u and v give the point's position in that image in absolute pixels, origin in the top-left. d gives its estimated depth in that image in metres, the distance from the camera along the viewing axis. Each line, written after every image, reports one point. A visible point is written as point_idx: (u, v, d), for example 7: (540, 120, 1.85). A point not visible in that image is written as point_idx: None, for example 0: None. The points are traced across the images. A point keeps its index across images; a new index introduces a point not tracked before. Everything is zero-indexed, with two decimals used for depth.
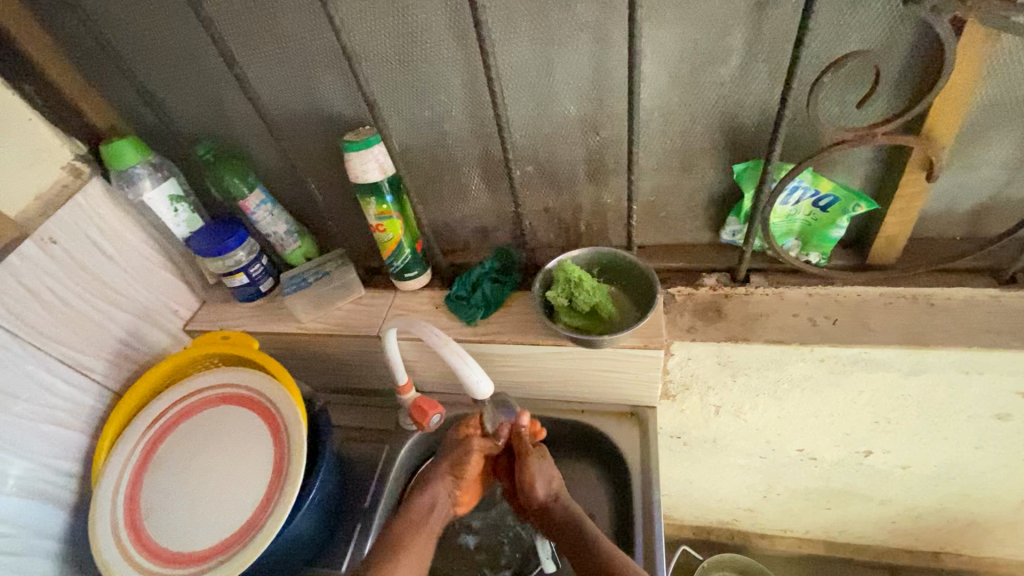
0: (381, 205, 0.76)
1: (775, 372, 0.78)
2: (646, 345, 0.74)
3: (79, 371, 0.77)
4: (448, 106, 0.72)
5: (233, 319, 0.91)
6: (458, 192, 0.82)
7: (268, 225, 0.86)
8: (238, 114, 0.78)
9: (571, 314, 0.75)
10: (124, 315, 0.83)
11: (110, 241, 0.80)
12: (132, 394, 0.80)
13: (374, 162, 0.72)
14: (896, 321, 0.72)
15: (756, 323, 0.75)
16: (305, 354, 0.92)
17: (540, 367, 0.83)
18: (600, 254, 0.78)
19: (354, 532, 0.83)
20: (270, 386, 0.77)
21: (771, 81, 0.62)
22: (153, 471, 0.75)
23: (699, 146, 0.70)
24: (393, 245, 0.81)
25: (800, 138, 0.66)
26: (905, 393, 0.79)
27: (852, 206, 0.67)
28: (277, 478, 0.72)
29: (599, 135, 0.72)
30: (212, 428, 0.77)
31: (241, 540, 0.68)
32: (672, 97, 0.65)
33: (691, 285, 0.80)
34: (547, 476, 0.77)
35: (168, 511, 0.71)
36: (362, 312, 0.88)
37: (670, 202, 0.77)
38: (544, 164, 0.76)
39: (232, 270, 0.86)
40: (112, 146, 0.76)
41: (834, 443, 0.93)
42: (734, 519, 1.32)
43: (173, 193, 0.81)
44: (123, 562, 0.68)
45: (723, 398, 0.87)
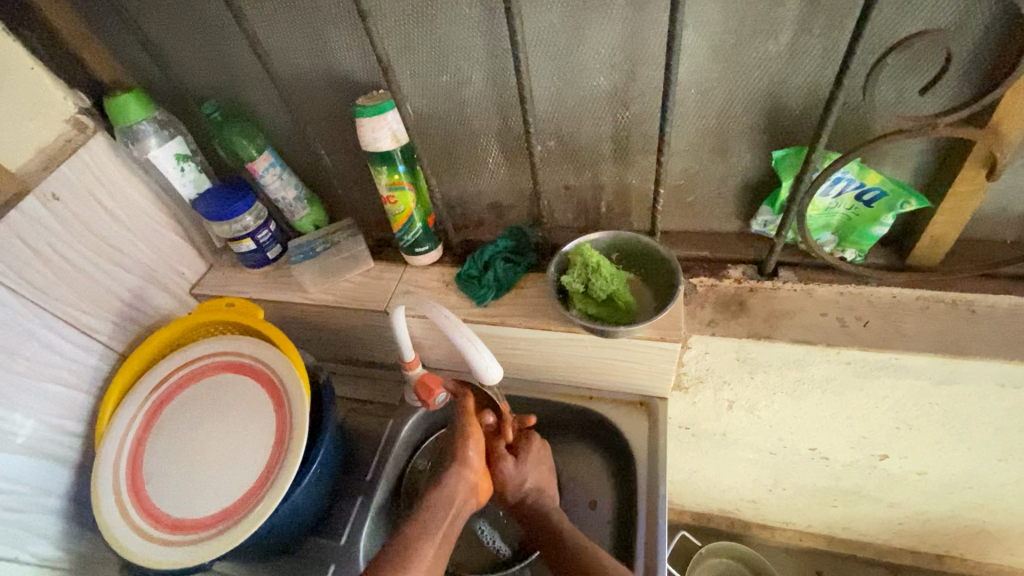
0: (393, 174, 0.73)
1: (796, 371, 0.75)
2: (663, 338, 0.71)
3: (83, 332, 0.75)
4: (468, 73, 0.67)
5: (239, 285, 0.89)
6: (474, 166, 0.78)
7: (276, 190, 0.83)
8: (246, 71, 0.74)
9: (586, 300, 0.72)
10: (129, 276, 0.81)
11: (115, 200, 0.77)
12: (135, 357, 0.79)
13: (387, 129, 0.68)
14: (932, 327, 0.68)
15: (781, 321, 0.71)
16: (311, 325, 0.91)
17: (551, 352, 0.81)
18: (621, 239, 0.74)
19: (354, 505, 0.83)
20: (274, 357, 0.75)
21: (824, 60, 0.57)
22: (154, 437, 0.74)
23: (736, 127, 0.64)
24: (404, 218, 0.78)
25: (848, 126, 0.61)
26: (932, 401, 0.75)
27: (900, 203, 0.62)
28: (277, 452, 0.71)
29: (628, 111, 0.67)
30: (214, 396, 0.76)
31: (238, 512, 0.68)
32: (712, 73, 0.60)
33: (715, 276, 0.76)
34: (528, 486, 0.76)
35: (169, 477, 0.71)
36: (370, 285, 0.85)
37: (699, 187, 0.73)
38: (567, 140, 0.71)
39: (239, 236, 0.84)
40: (116, 101, 0.73)
41: (849, 445, 0.91)
42: (735, 508, 1.31)
43: (180, 152, 0.79)
44: (124, 525, 0.68)
45: (738, 394, 0.84)
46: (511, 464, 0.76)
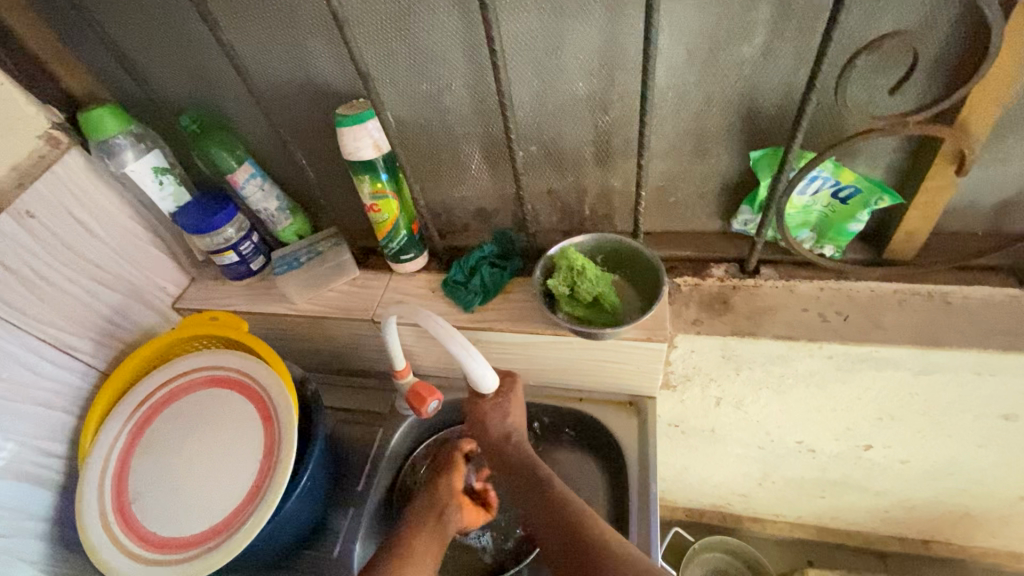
0: (376, 183, 0.73)
1: (781, 367, 0.76)
2: (649, 338, 0.71)
3: (64, 351, 0.74)
4: (448, 80, 0.67)
5: (223, 298, 0.88)
6: (457, 172, 0.78)
7: (257, 201, 0.83)
8: (224, 82, 0.73)
9: (572, 303, 0.73)
10: (110, 292, 0.80)
11: (92, 215, 0.76)
12: (118, 375, 0.77)
13: (369, 138, 0.69)
14: (910, 319, 0.69)
15: (764, 317, 0.72)
16: (297, 336, 0.90)
17: (539, 355, 0.81)
18: (605, 240, 0.74)
19: (346, 516, 0.82)
20: (259, 369, 0.75)
21: (797, 62, 0.58)
22: (139, 456, 0.73)
23: (714, 129, 0.65)
24: (388, 226, 0.78)
25: (822, 126, 0.62)
26: (912, 391, 0.77)
27: (874, 199, 0.64)
28: (266, 466, 0.70)
29: (608, 115, 0.67)
30: (200, 411, 0.75)
31: (228, 528, 0.67)
32: (689, 76, 0.61)
33: (698, 275, 0.77)
34: (505, 414, 0.71)
35: (156, 495, 0.70)
36: (356, 294, 0.85)
37: (680, 188, 0.73)
38: (549, 144, 0.72)
39: (221, 248, 0.83)
40: (92, 115, 0.72)
41: (834, 437, 0.92)
42: (727, 503, 1.32)
43: (158, 165, 0.78)
44: (111, 547, 0.67)
45: (725, 391, 0.85)
46: (487, 398, 0.72)
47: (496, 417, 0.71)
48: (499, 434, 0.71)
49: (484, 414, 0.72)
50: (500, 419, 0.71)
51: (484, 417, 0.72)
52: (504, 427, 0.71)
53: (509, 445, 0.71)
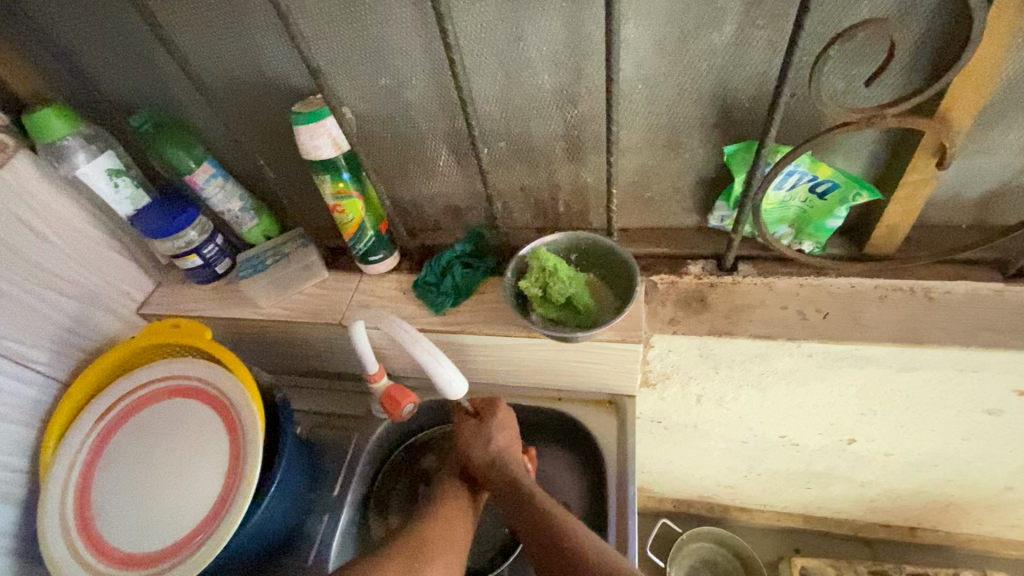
0: (338, 183, 0.70)
1: (760, 365, 0.74)
2: (624, 340, 0.69)
3: (20, 362, 0.71)
4: (408, 74, 0.64)
5: (189, 303, 0.86)
6: (425, 169, 0.75)
7: (219, 202, 0.79)
8: (174, 79, 0.70)
9: (545, 305, 0.71)
10: (66, 300, 0.77)
11: (44, 221, 0.73)
12: (77, 387, 0.75)
13: (327, 136, 0.65)
14: (891, 315, 0.67)
15: (742, 315, 0.70)
16: (267, 340, 0.88)
17: (514, 357, 0.79)
18: (577, 239, 0.72)
19: (321, 524, 0.81)
20: (223, 377, 0.72)
21: (770, 52, 0.55)
22: (101, 469, 0.71)
23: (687, 123, 0.63)
24: (354, 226, 0.75)
25: (798, 118, 0.59)
26: (894, 388, 0.75)
27: (852, 195, 0.61)
28: (231, 477, 0.68)
29: (577, 110, 0.64)
30: (163, 422, 0.73)
31: (194, 541, 0.65)
32: (658, 68, 0.58)
33: (675, 273, 0.74)
34: (485, 439, 0.74)
35: (118, 509, 0.68)
36: (325, 296, 0.82)
37: (655, 183, 0.71)
38: (518, 139, 0.69)
39: (184, 252, 0.81)
40: (36, 117, 0.68)
41: (818, 431, 0.91)
42: (714, 494, 1.32)
43: (112, 167, 0.74)
44: (74, 564, 0.66)
45: (705, 388, 0.84)
46: (471, 425, 0.75)
47: (478, 443, 0.74)
48: (484, 458, 0.74)
49: (468, 441, 0.75)
50: (483, 442, 0.74)
51: (469, 442, 0.75)
52: (488, 452, 0.74)
53: (493, 469, 0.73)
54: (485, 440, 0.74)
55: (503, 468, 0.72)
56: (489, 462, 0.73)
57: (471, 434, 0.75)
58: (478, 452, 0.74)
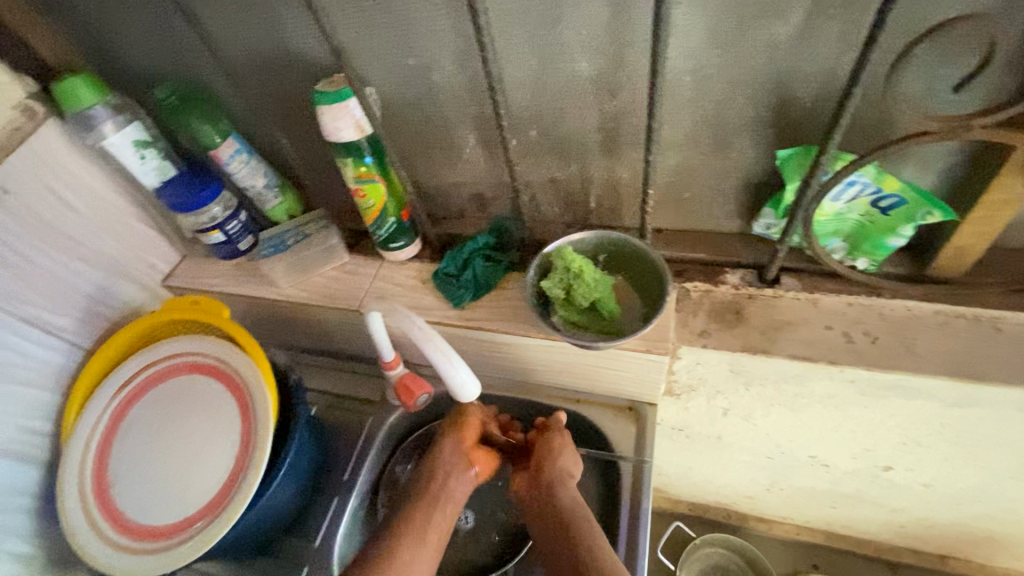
0: (360, 167, 0.67)
1: (795, 386, 0.69)
2: (649, 350, 0.65)
3: (46, 330, 0.73)
4: (436, 55, 0.60)
5: (211, 278, 0.86)
6: (451, 155, 0.71)
7: (244, 178, 0.78)
8: (199, 51, 0.68)
9: (569, 308, 0.67)
10: (92, 269, 0.77)
11: (71, 189, 0.73)
12: (99, 357, 0.76)
13: (351, 118, 0.62)
14: (949, 346, 0.61)
15: (780, 333, 0.65)
16: (287, 320, 0.87)
17: (533, 356, 0.76)
18: (607, 239, 0.67)
19: (330, 507, 0.81)
20: (237, 357, 0.72)
21: (839, 46, 0.49)
22: (119, 439, 0.72)
23: (737, 122, 0.57)
24: (375, 212, 0.72)
25: (866, 123, 0.53)
26: (942, 421, 0.69)
27: (921, 213, 0.55)
28: (242, 457, 0.68)
29: (616, 101, 0.59)
30: (179, 398, 0.73)
31: (203, 519, 0.66)
32: (709, 59, 0.52)
33: (710, 281, 0.69)
34: (570, 460, 0.72)
35: (133, 481, 0.69)
36: (344, 281, 0.81)
37: (695, 183, 0.65)
38: (550, 129, 0.64)
39: (207, 227, 0.80)
40: (65, 85, 0.67)
41: (851, 455, 0.86)
42: (732, 502, 1.28)
43: (139, 138, 0.73)
44: (89, 531, 0.67)
45: (732, 403, 0.79)
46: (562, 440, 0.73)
47: (566, 458, 0.72)
48: (558, 474, 0.71)
49: (558, 453, 0.72)
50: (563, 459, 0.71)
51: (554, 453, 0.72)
52: (567, 471, 0.71)
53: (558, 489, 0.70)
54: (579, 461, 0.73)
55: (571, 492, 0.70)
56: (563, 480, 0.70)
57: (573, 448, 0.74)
58: (562, 467, 0.71)
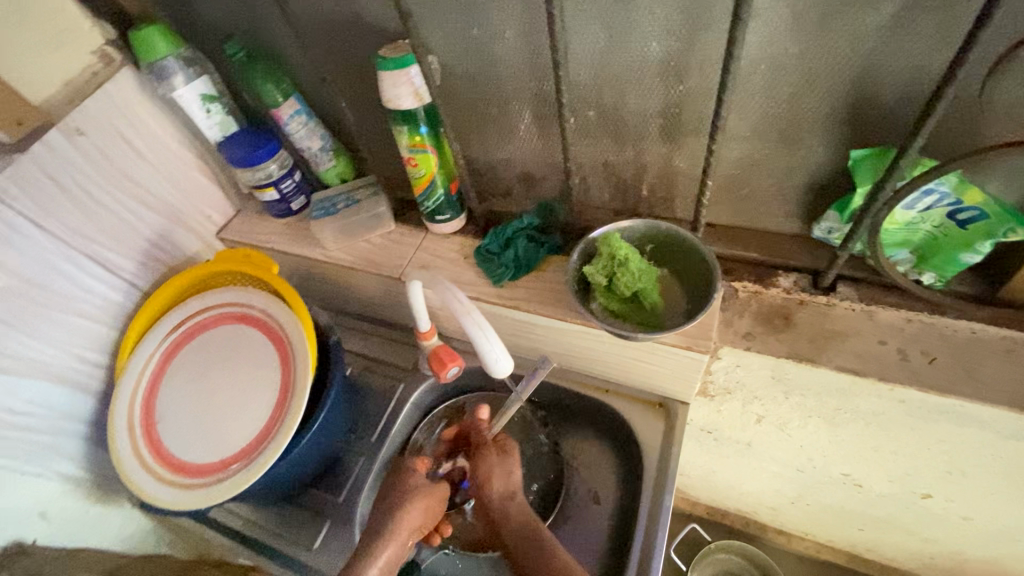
0: (414, 136, 0.68)
1: (838, 399, 0.67)
2: (689, 347, 0.64)
3: (109, 269, 0.77)
4: (501, 27, 0.59)
5: (263, 234, 0.89)
6: (505, 132, 0.71)
7: (301, 139, 0.80)
8: (269, 10, 0.69)
9: (609, 296, 0.66)
10: (154, 215, 0.81)
11: (140, 136, 0.76)
12: (156, 299, 0.80)
13: (409, 85, 0.63)
14: (1015, 375, 0.57)
15: (829, 343, 0.62)
16: (330, 282, 0.89)
17: (568, 342, 0.75)
18: (656, 230, 0.66)
19: (356, 465, 0.84)
20: (282, 311, 0.75)
21: (936, 41, 0.45)
22: (168, 378, 0.76)
23: (810, 116, 0.54)
24: (425, 182, 0.73)
25: (956, 127, 0.49)
26: (994, 453, 0.65)
27: (1003, 230, 0.51)
28: (279, 408, 0.71)
29: (681, 85, 0.57)
30: (226, 345, 0.77)
31: (239, 462, 0.69)
32: (789, 46, 0.49)
33: (760, 282, 0.67)
34: (507, 472, 0.73)
35: (179, 418, 0.73)
36: (389, 248, 0.82)
37: (756, 179, 0.62)
38: (609, 111, 0.62)
39: (262, 184, 0.82)
40: (141, 34, 0.70)
41: (888, 478, 0.82)
42: (752, 510, 1.25)
43: (206, 92, 0.76)
44: (133, 460, 0.71)
45: (767, 410, 0.77)
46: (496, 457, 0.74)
47: (501, 474, 0.73)
48: (504, 490, 0.72)
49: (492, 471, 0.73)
50: (503, 475, 0.73)
51: (491, 468, 0.73)
52: (509, 485, 0.73)
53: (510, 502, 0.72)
54: (507, 477, 0.72)
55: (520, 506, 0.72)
56: (508, 496, 0.72)
57: (493, 469, 0.73)
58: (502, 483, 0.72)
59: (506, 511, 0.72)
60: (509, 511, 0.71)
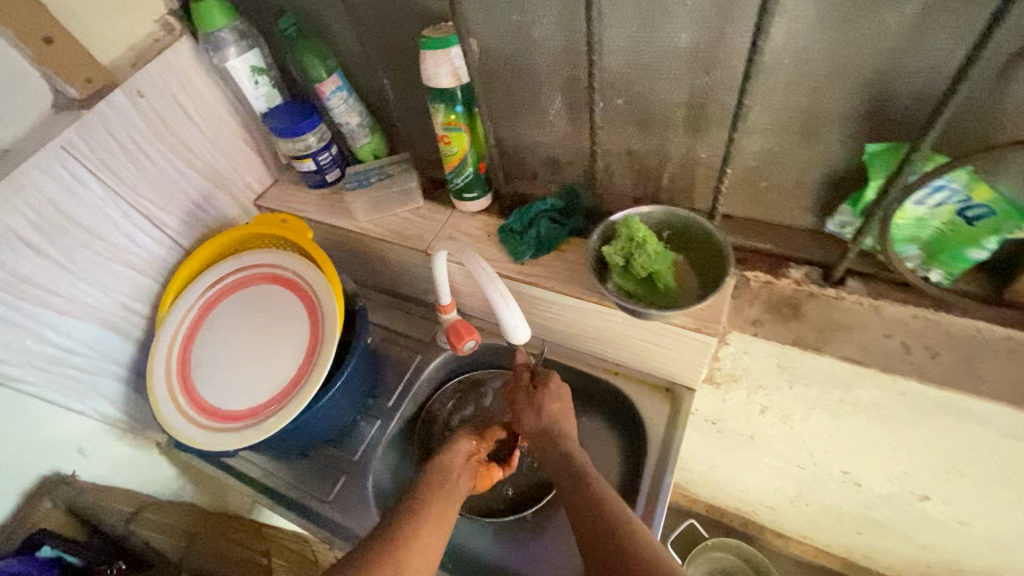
0: (450, 114, 0.72)
1: (841, 391, 0.69)
2: (698, 329, 0.67)
3: (155, 225, 0.82)
4: (540, 13, 0.62)
5: (298, 203, 0.93)
6: (536, 116, 0.75)
7: (341, 114, 0.85)
8: None
9: (625, 276, 0.69)
10: (199, 178, 0.86)
11: (193, 102, 0.81)
12: (197, 256, 0.85)
13: (449, 65, 0.67)
14: (1015, 374, 0.59)
15: (835, 333, 0.65)
16: (358, 253, 0.94)
17: (582, 321, 0.79)
18: (674, 216, 0.69)
19: (372, 427, 0.88)
20: (314, 274, 0.79)
21: (953, 43, 0.48)
22: (205, 330, 0.81)
23: (829, 112, 0.57)
24: (456, 159, 0.77)
25: (969, 126, 0.52)
26: (992, 453, 0.67)
27: (1009, 226, 0.54)
28: (307, 364, 0.75)
29: (708, 76, 0.60)
30: (260, 303, 0.81)
31: (267, 411, 0.74)
32: (812, 43, 0.52)
33: (772, 273, 0.70)
34: (538, 405, 0.73)
35: (213, 367, 0.78)
36: (417, 223, 0.86)
37: (774, 171, 0.65)
38: (637, 99, 0.66)
39: (301, 155, 0.87)
40: (202, 5, 0.75)
41: (887, 477, 0.84)
42: (752, 510, 1.27)
43: (256, 65, 0.81)
44: (170, 403, 0.76)
45: (771, 401, 0.80)
46: (528, 389, 0.75)
47: (532, 409, 0.73)
48: (537, 426, 0.72)
49: (522, 408, 0.74)
50: (538, 406, 0.73)
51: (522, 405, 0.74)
52: (540, 420, 0.72)
53: (549, 440, 0.71)
54: (538, 408, 0.72)
55: (557, 439, 0.70)
56: (544, 431, 0.71)
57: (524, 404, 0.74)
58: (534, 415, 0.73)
59: (547, 450, 0.70)
60: (550, 447, 0.70)
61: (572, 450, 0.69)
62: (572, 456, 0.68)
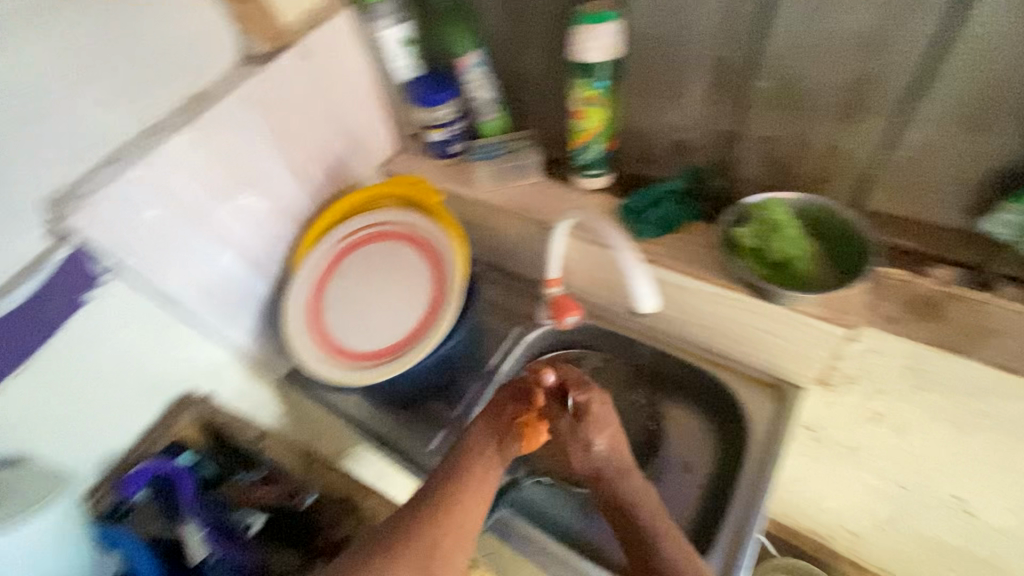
0: (589, 89, 0.75)
1: (978, 396, 0.67)
2: (829, 319, 0.66)
3: (299, 177, 0.87)
4: None
5: (421, 171, 0.99)
6: (673, 98, 0.75)
7: (473, 88, 0.89)
8: None
9: (756, 260, 0.70)
10: (339, 138, 0.92)
11: (346, 68, 0.89)
12: (331, 211, 0.91)
13: (600, 41, 0.70)
14: None
15: (980, 337, 0.63)
16: (472, 223, 0.98)
17: (697, 306, 0.79)
18: (813, 207, 0.69)
19: (471, 388, 0.92)
20: (441, 236, 0.85)
21: None
22: (334, 277, 0.87)
23: (1007, 103, 0.56)
24: (585, 136, 0.80)
25: None
26: None
27: None
28: (429, 317, 0.82)
29: (878, 59, 0.60)
30: (386, 258, 0.88)
31: (390, 355, 0.81)
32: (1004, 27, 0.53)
33: (911, 271, 0.68)
34: (584, 444, 0.57)
35: (342, 312, 0.85)
36: (537, 197, 0.89)
37: (928, 166, 0.64)
38: (790, 83, 0.66)
39: (433, 124, 0.93)
40: None
41: (1004, 503, 0.80)
42: (827, 537, 1.21)
43: (405, 37, 0.87)
44: (302, 338, 0.84)
45: (888, 407, 0.78)
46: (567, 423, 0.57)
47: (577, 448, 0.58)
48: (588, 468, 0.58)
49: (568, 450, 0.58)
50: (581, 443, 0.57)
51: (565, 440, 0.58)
52: (590, 462, 0.58)
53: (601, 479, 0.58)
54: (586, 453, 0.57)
55: (612, 481, 0.58)
56: (596, 474, 0.58)
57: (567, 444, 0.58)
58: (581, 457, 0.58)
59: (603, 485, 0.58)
60: (610, 479, 0.58)
61: (637, 487, 0.58)
62: (635, 497, 0.57)
